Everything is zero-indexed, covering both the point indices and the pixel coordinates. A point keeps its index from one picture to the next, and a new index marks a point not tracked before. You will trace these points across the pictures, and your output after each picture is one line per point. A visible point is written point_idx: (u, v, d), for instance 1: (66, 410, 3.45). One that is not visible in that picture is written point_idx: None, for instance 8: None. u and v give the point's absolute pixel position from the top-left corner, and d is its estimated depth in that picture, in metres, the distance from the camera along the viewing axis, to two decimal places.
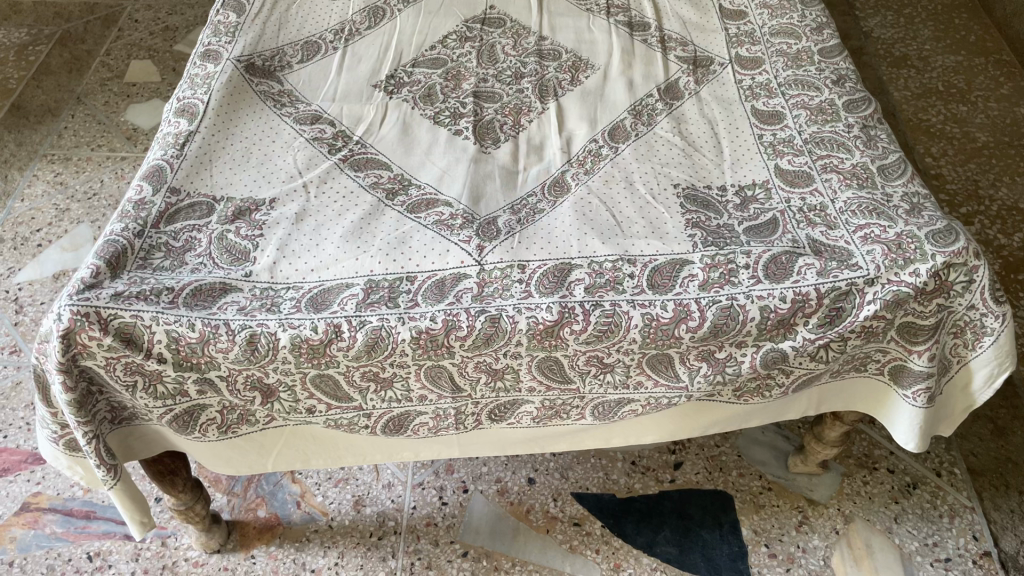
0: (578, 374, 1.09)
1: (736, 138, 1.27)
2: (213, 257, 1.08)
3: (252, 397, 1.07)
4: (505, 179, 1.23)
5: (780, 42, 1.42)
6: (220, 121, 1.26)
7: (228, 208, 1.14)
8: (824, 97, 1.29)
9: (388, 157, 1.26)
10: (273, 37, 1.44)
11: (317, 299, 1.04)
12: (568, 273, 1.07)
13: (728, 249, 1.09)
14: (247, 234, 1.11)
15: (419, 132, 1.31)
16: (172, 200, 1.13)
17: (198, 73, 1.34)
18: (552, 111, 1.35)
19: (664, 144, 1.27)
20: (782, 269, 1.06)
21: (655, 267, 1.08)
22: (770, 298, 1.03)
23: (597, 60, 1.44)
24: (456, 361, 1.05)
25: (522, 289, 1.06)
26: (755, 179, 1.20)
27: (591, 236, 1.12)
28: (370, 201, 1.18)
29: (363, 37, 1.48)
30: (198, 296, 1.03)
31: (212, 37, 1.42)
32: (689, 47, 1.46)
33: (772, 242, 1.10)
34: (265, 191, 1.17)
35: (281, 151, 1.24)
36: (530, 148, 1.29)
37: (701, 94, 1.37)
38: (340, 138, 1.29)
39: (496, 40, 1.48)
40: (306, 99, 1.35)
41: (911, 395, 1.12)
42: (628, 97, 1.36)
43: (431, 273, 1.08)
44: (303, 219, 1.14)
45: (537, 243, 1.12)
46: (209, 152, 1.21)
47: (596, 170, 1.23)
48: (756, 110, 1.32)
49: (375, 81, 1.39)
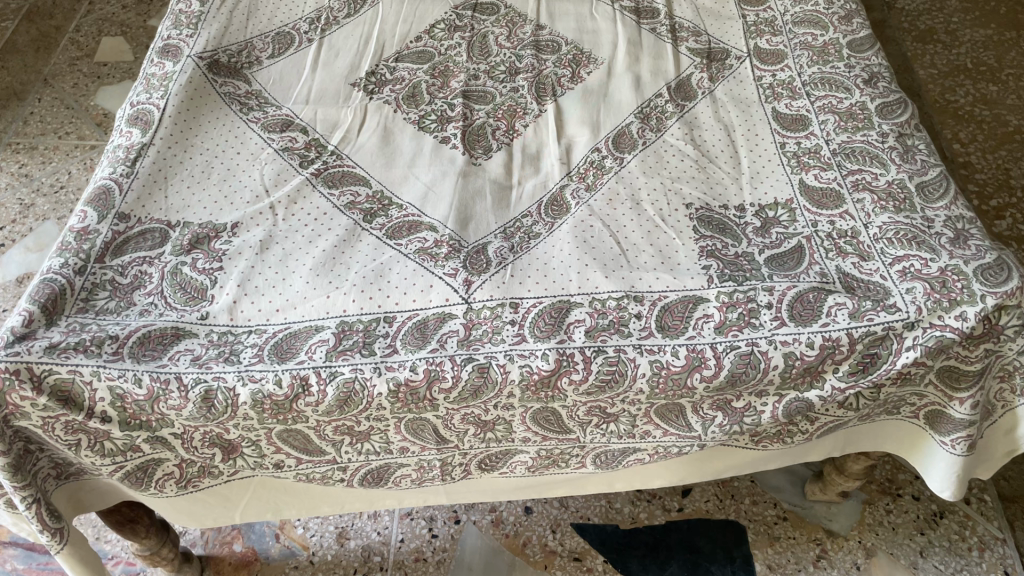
0: (578, 424, 0.98)
1: (754, 148, 1.14)
2: (165, 295, 0.95)
3: (212, 454, 0.96)
4: (496, 196, 1.10)
5: (804, 33, 1.28)
6: (177, 130, 1.12)
7: (184, 236, 1.01)
8: (854, 99, 1.15)
9: (366, 170, 1.13)
10: (240, 29, 1.30)
11: (282, 346, 0.92)
12: (566, 312, 0.95)
13: (747, 284, 0.97)
14: (204, 267, 0.98)
15: (402, 139, 1.17)
16: (120, 227, 1.00)
17: (154, 73, 1.20)
18: (550, 115, 1.21)
19: (675, 154, 1.14)
20: (810, 310, 0.93)
21: (664, 306, 0.95)
22: (795, 344, 0.91)
23: (601, 53, 1.30)
24: (440, 413, 0.94)
25: (514, 333, 0.93)
26: (777, 198, 1.07)
27: (592, 268, 0.99)
28: (345, 224, 1.05)
29: (341, 27, 1.34)
30: (146, 344, 0.90)
31: (172, 29, 1.27)
32: (703, 38, 1.31)
33: (797, 276, 0.97)
34: (226, 214, 1.04)
35: (246, 166, 1.11)
36: (525, 158, 1.16)
37: (716, 94, 1.23)
38: (313, 147, 1.15)
39: (488, 30, 1.34)
40: (276, 101, 1.21)
41: (949, 443, 1.00)
42: (635, 96, 1.23)
43: (411, 313, 0.96)
44: (269, 247, 1.02)
45: (532, 276, 0.99)
46: (164, 169, 1.07)
47: (598, 186, 1.10)
48: (778, 113, 1.18)
49: (354, 79, 1.26)
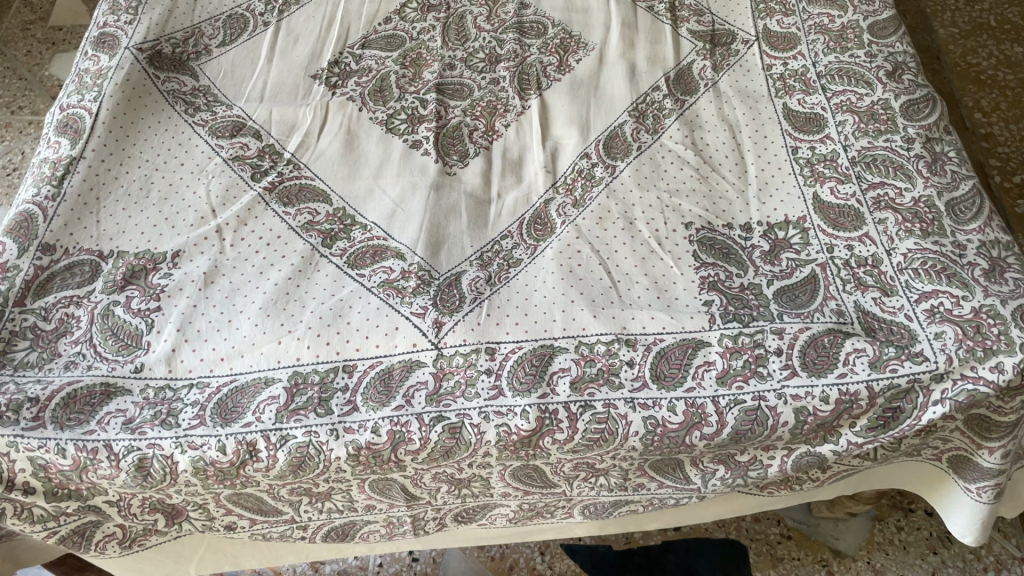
0: (564, 479, 0.87)
1: (763, 153, 1.01)
2: (94, 343, 0.84)
3: (154, 519, 0.86)
4: (472, 214, 0.98)
5: (819, 14, 1.14)
6: (113, 139, 1.00)
7: (118, 269, 0.90)
8: (876, 96, 1.02)
9: (327, 182, 1.00)
10: (187, 12, 1.16)
11: (226, 405, 0.81)
12: (549, 359, 0.84)
13: (754, 324, 0.85)
14: (140, 307, 0.87)
15: (368, 143, 1.05)
16: (43, 262, 0.88)
17: (87, 69, 1.06)
18: (534, 112, 1.08)
19: (673, 162, 1.01)
20: (824, 357, 0.82)
21: (660, 351, 0.84)
22: (808, 398, 0.80)
23: (592, 37, 1.16)
24: (408, 473, 0.83)
25: (490, 386, 0.82)
26: (788, 216, 0.95)
27: (579, 304, 0.87)
28: (301, 249, 0.93)
29: (302, 7, 1.19)
30: (71, 406, 0.79)
31: (109, 14, 1.13)
32: (706, 18, 1.17)
33: (810, 314, 0.85)
34: (166, 241, 0.93)
35: (190, 180, 0.98)
36: (505, 166, 1.04)
37: (719, 87, 1.09)
38: (267, 155, 1.02)
39: (466, 9, 1.20)
40: (226, 100, 1.08)
41: (975, 489, 0.90)
42: (629, 90, 1.10)
43: (374, 361, 0.84)
44: (213, 280, 0.90)
45: (511, 315, 0.87)
46: (96, 188, 0.95)
47: (587, 202, 0.98)
48: (789, 111, 1.05)
49: (315, 70, 1.12)
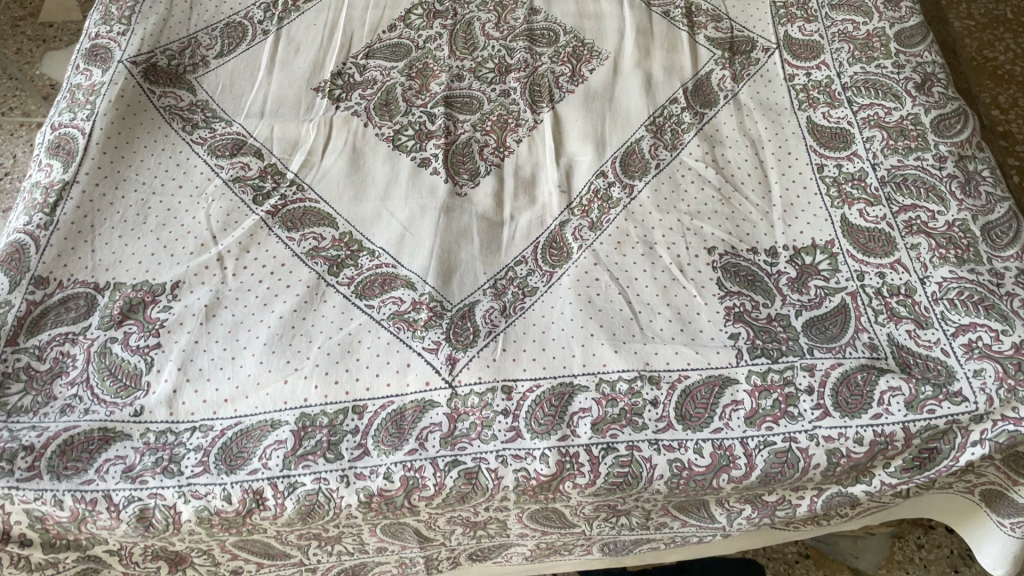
0: (584, 519, 0.84)
1: (787, 171, 0.97)
2: (91, 384, 0.80)
3: (157, 566, 0.82)
4: (484, 238, 0.94)
5: (842, 21, 1.09)
6: (107, 161, 0.95)
7: (115, 302, 0.85)
8: (905, 110, 0.98)
9: (332, 205, 0.96)
10: (182, 21, 1.11)
11: (231, 450, 0.77)
12: (568, 399, 0.80)
13: (784, 360, 0.81)
14: (138, 344, 0.83)
15: (374, 162, 1.00)
16: (36, 296, 0.84)
17: (79, 85, 1.02)
18: (547, 127, 1.04)
19: (694, 181, 0.97)
20: (857, 396, 0.78)
21: (685, 389, 0.80)
22: (841, 440, 0.77)
23: (606, 45, 1.11)
24: (422, 517, 0.80)
25: (508, 427, 0.79)
26: (816, 240, 0.91)
27: (599, 338, 0.83)
28: (306, 279, 0.89)
29: (302, 14, 1.15)
30: (68, 454, 0.76)
31: (101, 24, 1.09)
32: (724, 24, 1.13)
33: (842, 349, 0.81)
34: (165, 271, 0.88)
35: (188, 204, 0.94)
36: (518, 185, 0.99)
37: (740, 99, 1.05)
38: (269, 175, 0.98)
39: (474, 16, 1.15)
40: (225, 115, 1.03)
41: (1009, 525, 0.87)
42: (645, 102, 1.05)
43: (385, 401, 0.80)
44: (215, 313, 0.86)
45: (528, 350, 0.83)
46: (90, 214, 0.91)
47: (605, 224, 0.94)
48: (814, 125, 1.01)
49: (317, 82, 1.07)
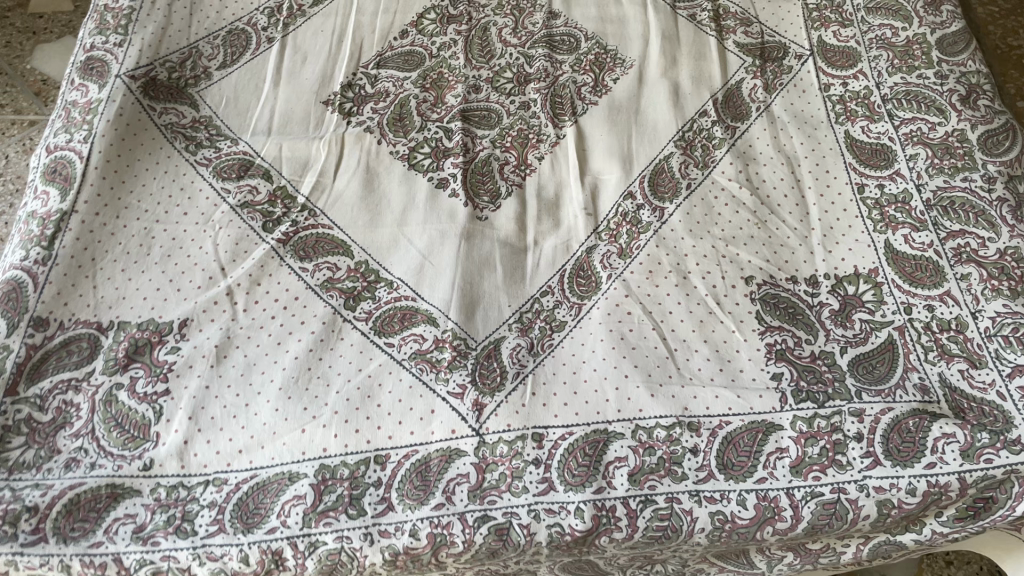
0: (618, 567, 0.80)
1: (826, 192, 0.92)
2: (97, 436, 0.76)
3: None
4: (508, 266, 0.89)
5: (880, 26, 1.03)
6: (107, 187, 0.90)
7: (120, 344, 0.81)
8: (950, 126, 0.92)
9: (346, 231, 0.91)
10: (182, 29, 1.05)
11: (247, 507, 0.73)
12: (603, 447, 0.75)
13: (831, 405, 0.76)
14: (146, 391, 0.78)
15: (390, 184, 0.95)
16: (36, 339, 0.80)
17: (75, 102, 0.96)
18: (570, 143, 0.98)
19: (727, 203, 0.92)
20: (910, 443, 0.74)
21: (727, 436, 0.75)
22: (893, 490, 0.72)
23: (630, 52, 1.06)
24: (448, 571, 0.76)
25: (539, 479, 0.74)
26: (859, 268, 0.86)
27: (634, 380, 0.79)
28: (322, 314, 0.84)
29: (309, 20, 1.09)
30: (74, 514, 0.71)
31: (96, 34, 1.03)
32: (754, 29, 1.07)
33: (892, 391, 0.77)
34: (172, 307, 0.83)
35: (194, 233, 0.89)
36: (541, 207, 0.94)
37: (773, 111, 0.99)
38: (279, 200, 0.93)
39: (489, 20, 1.09)
40: (231, 133, 0.98)
41: None
42: (673, 115, 1.00)
43: (408, 451, 0.76)
44: (226, 355, 0.81)
45: (559, 393, 0.78)
46: (91, 247, 0.86)
47: (635, 251, 0.89)
48: (853, 141, 0.95)
49: (326, 95, 1.02)
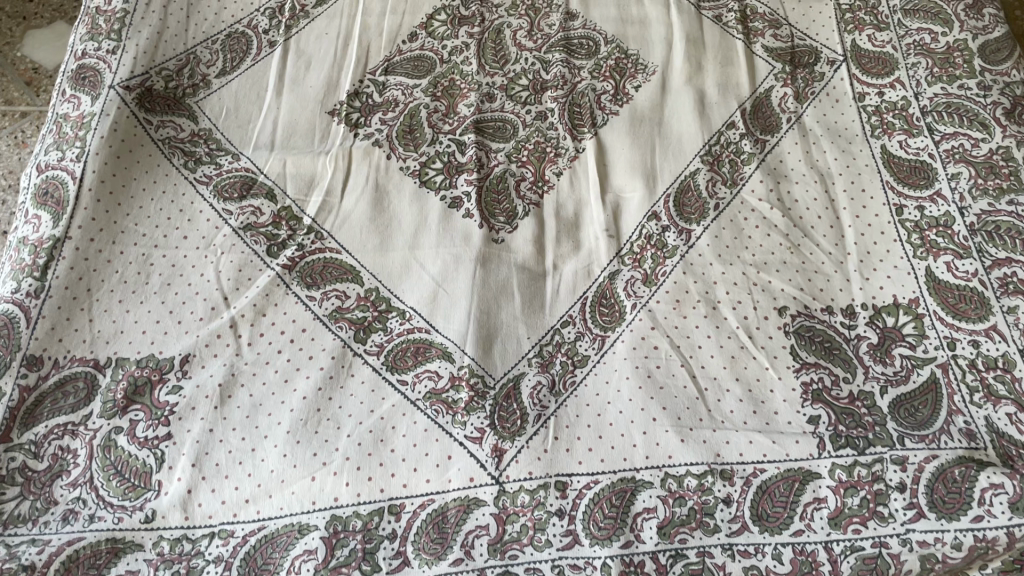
0: None
1: (862, 213, 0.87)
2: (96, 485, 0.72)
3: None
4: (526, 293, 0.84)
5: (918, 30, 0.98)
6: (102, 210, 0.85)
7: (118, 383, 0.76)
8: (994, 142, 0.87)
9: (355, 256, 0.86)
10: (178, 32, 1.00)
11: (254, 563, 0.69)
12: (630, 497, 0.71)
13: (871, 452, 0.72)
14: (146, 435, 0.74)
15: (400, 203, 0.90)
16: (30, 380, 0.75)
17: (66, 115, 0.91)
18: (590, 157, 0.93)
19: (758, 225, 0.87)
20: (955, 494, 0.70)
21: (762, 485, 0.71)
22: (936, 544, 0.67)
23: (652, 56, 1.00)
24: None
25: (563, 531, 0.70)
26: (898, 297, 0.81)
27: (662, 423, 0.74)
28: (331, 348, 0.80)
29: (313, 22, 1.03)
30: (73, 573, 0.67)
31: (88, 40, 0.97)
32: (784, 31, 1.02)
33: (936, 438, 0.73)
34: (172, 342, 0.79)
35: (195, 259, 0.84)
36: (560, 227, 0.89)
37: (805, 123, 0.94)
38: (283, 221, 0.88)
39: (503, 22, 1.04)
40: (232, 147, 0.93)
41: None
42: (699, 127, 0.95)
43: (424, 500, 0.71)
44: (231, 395, 0.76)
45: (583, 437, 0.74)
46: (86, 276, 0.81)
47: (660, 278, 0.84)
48: (890, 157, 0.90)
49: (332, 105, 0.97)
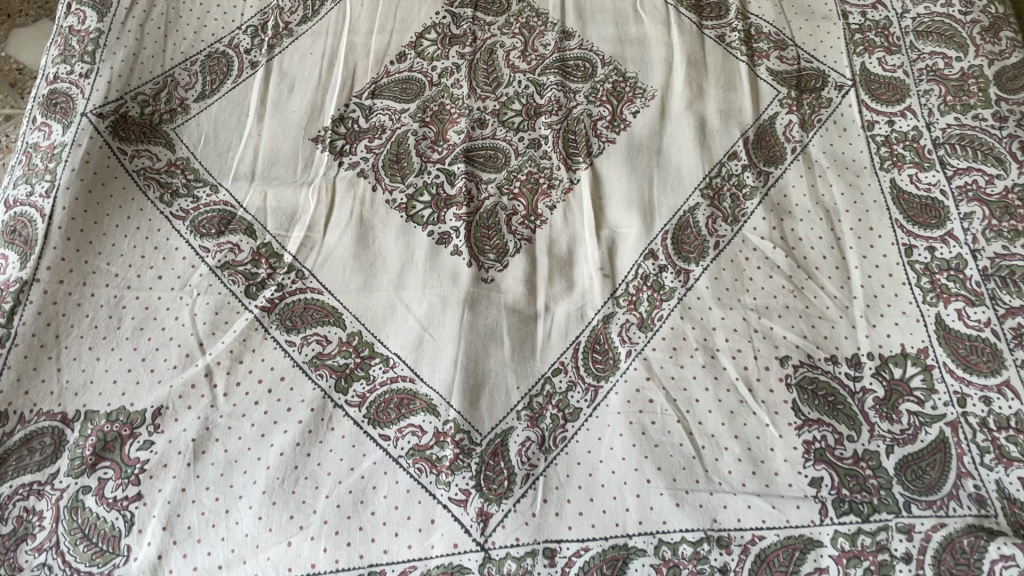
0: None
1: (869, 253, 0.83)
2: (62, 550, 0.68)
3: None
4: (517, 338, 0.80)
5: (931, 53, 0.94)
6: (72, 249, 0.82)
7: (86, 439, 0.73)
8: (1010, 180, 0.83)
9: (338, 296, 0.82)
10: (155, 53, 0.96)
11: None
12: (623, 566, 0.67)
13: (876, 518, 0.69)
14: (115, 496, 0.70)
15: (386, 239, 0.86)
16: None
17: (36, 145, 0.87)
18: (585, 188, 0.89)
19: (760, 266, 0.83)
20: (964, 566, 0.65)
21: (760, 554, 0.67)
22: None
23: (651, 79, 0.96)
24: None
25: None
26: (906, 347, 0.77)
27: (657, 484, 0.71)
28: (310, 399, 0.76)
29: (297, 41, 0.99)
30: None
31: (60, 62, 0.93)
32: (790, 53, 0.97)
33: (944, 504, 0.69)
34: (144, 393, 0.75)
35: (170, 300, 0.80)
36: (553, 265, 0.85)
37: (811, 154, 0.90)
38: (263, 259, 0.84)
39: (496, 41, 1.00)
40: (211, 178, 0.88)
41: None
42: (699, 157, 0.90)
43: (406, 568, 0.67)
44: (204, 450, 0.73)
45: (573, 500, 0.70)
46: (55, 321, 0.78)
47: (656, 323, 0.80)
48: (900, 193, 0.86)
49: (316, 131, 0.92)
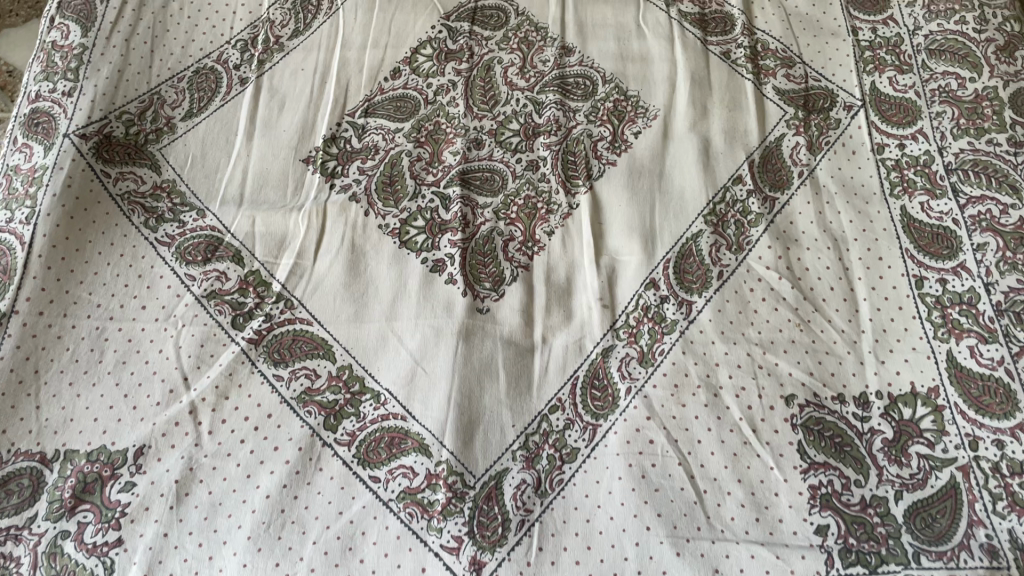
0: None
1: (879, 284, 0.80)
2: None
3: None
4: (512, 373, 0.77)
5: (944, 73, 0.92)
6: (53, 279, 0.79)
7: (66, 481, 0.70)
8: None
9: (328, 328, 0.80)
10: (141, 70, 0.93)
11: None
12: None
13: (885, 570, 0.66)
14: (95, 541, 0.68)
15: (378, 267, 0.83)
16: None
17: (17, 168, 0.85)
18: (585, 213, 0.86)
19: (765, 297, 0.80)
20: None
21: None
22: None
23: (654, 98, 0.93)
24: None
25: None
26: (916, 385, 0.75)
27: (658, 532, 0.68)
28: (298, 438, 0.73)
29: (289, 56, 0.96)
30: None
31: (42, 80, 0.91)
32: (798, 71, 0.94)
33: (955, 555, 0.66)
34: (126, 431, 0.73)
35: (154, 332, 0.78)
36: (551, 295, 0.82)
37: (818, 178, 0.87)
38: (250, 288, 0.81)
39: (494, 57, 0.96)
40: (198, 202, 0.86)
41: None
42: (703, 181, 0.87)
43: None
44: (187, 493, 0.70)
45: (570, 548, 0.68)
46: (35, 355, 0.75)
47: (657, 358, 0.77)
48: (911, 221, 0.83)
49: (307, 151, 0.89)
